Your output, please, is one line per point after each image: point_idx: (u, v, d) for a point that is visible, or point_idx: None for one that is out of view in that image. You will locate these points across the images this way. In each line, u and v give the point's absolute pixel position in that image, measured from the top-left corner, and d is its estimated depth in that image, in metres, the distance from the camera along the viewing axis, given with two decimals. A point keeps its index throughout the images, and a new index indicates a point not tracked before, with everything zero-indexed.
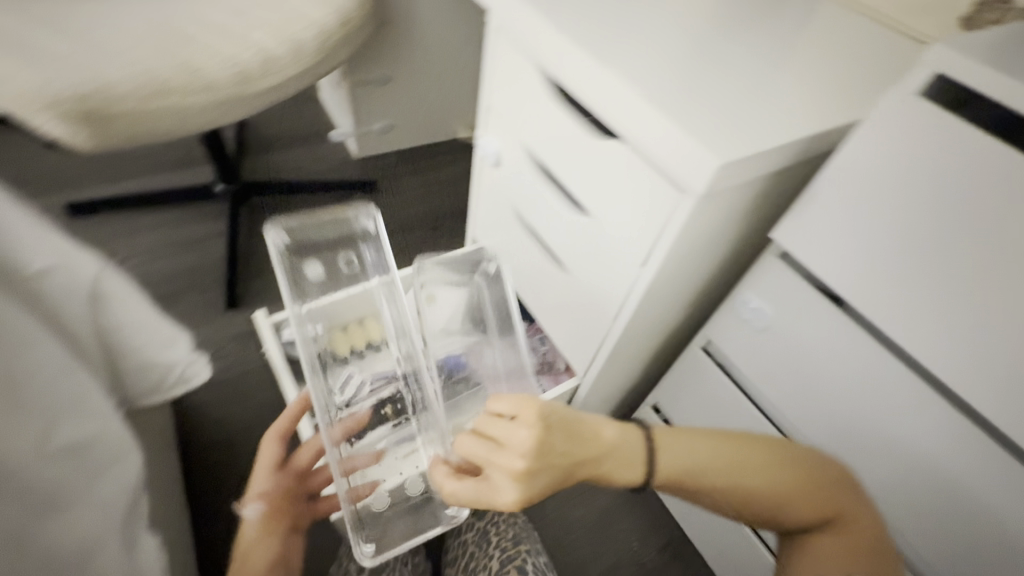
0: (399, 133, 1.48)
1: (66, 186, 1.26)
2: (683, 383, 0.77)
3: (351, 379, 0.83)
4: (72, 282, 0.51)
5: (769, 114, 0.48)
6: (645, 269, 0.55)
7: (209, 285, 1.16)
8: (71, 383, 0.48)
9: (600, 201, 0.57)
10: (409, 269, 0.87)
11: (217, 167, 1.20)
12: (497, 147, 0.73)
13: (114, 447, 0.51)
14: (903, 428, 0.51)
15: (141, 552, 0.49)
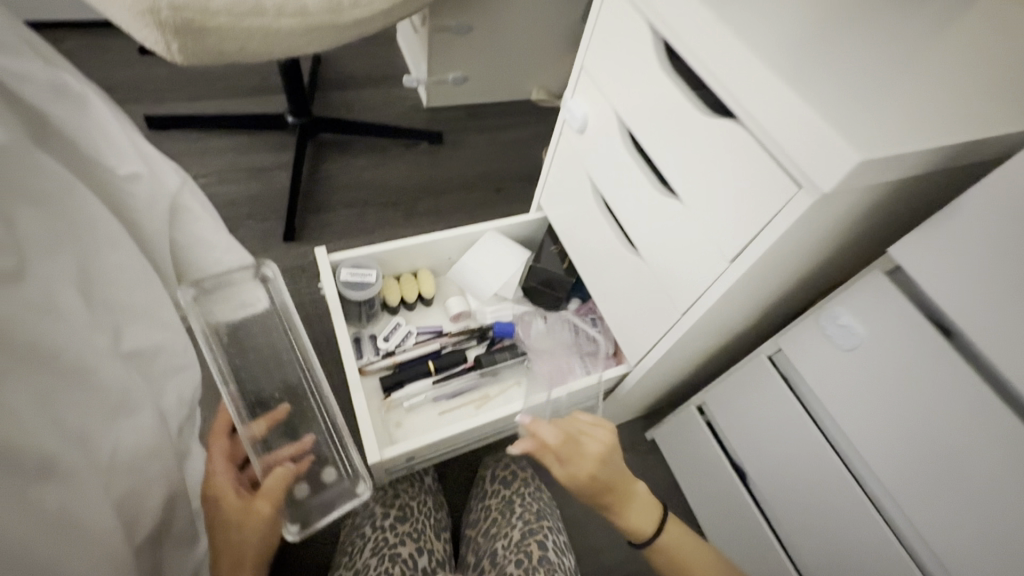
0: (471, 87, 1.44)
1: (146, 98, 1.29)
2: (738, 389, 0.74)
3: (398, 329, 0.84)
4: (157, 191, 0.51)
5: (919, 111, 0.42)
6: (733, 265, 0.51)
7: (270, 215, 1.18)
8: (146, 291, 0.49)
9: (698, 185, 0.53)
10: (470, 229, 0.85)
11: (291, 98, 1.19)
12: (584, 112, 0.69)
13: (178, 359, 0.52)
14: (996, 487, 0.46)
15: (192, 463, 0.50)
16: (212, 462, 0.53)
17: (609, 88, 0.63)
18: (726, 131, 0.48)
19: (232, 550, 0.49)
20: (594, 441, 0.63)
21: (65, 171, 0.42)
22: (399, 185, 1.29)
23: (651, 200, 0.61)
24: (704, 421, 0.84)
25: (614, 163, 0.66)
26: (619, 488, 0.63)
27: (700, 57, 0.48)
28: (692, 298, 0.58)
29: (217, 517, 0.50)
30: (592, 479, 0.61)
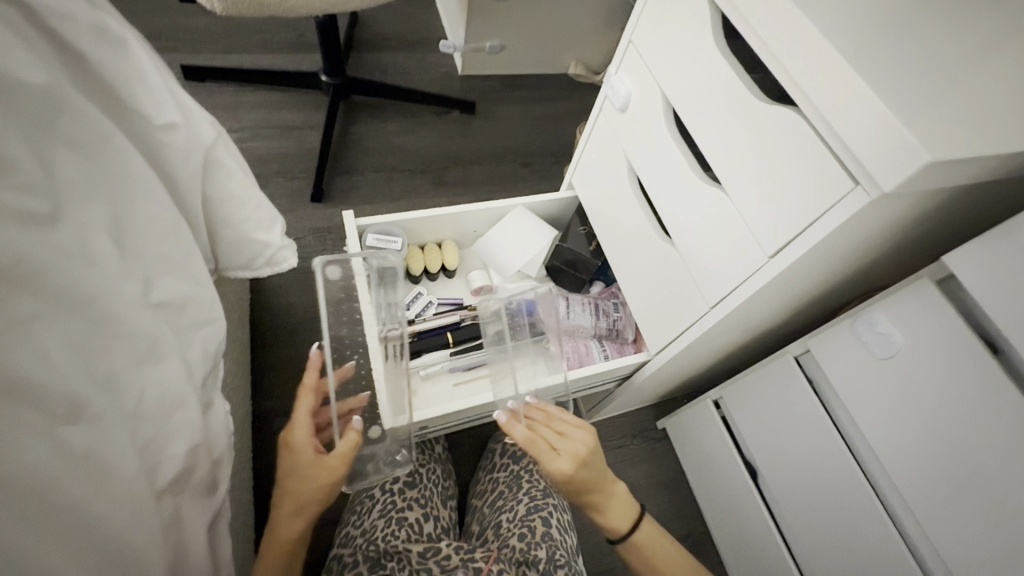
0: (508, 56, 1.40)
1: (185, 47, 1.28)
2: (759, 387, 0.72)
3: (420, 299, 0.84)
4: (193, 143, 0.50)
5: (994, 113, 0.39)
6: (772, 260, 0.49)
7: (299, 174, 1.18)
8: (176, 244, 0.49)
9: (745, 174, 0.50)
10: (499, 202, 0.84)
11: (326, 56, 1.17)
12: (628, 89, 0.66)
13: (203, 312, 0.53)
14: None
15: (214, 415, 0.52)
16: (296, 413, 0.59)
17: (657, 66, 0.60)
18: (783, 118, 0.45)
19: (302, 494, 0.56)
20: (572, 440, 0.62)
21: (103, 117, 0.42)
22: (428, 153, 1.27)
23: (691, 186, 0.58)
24: (720, 415, 0.83)
25: (655, 145, 0.63)
26: (599, 488, 0.63)
27: (763, 36, 0.45)
28: (722, 290, 0.56)
29: (299, 469, 0.56)
30: (570, 478, 0.61)
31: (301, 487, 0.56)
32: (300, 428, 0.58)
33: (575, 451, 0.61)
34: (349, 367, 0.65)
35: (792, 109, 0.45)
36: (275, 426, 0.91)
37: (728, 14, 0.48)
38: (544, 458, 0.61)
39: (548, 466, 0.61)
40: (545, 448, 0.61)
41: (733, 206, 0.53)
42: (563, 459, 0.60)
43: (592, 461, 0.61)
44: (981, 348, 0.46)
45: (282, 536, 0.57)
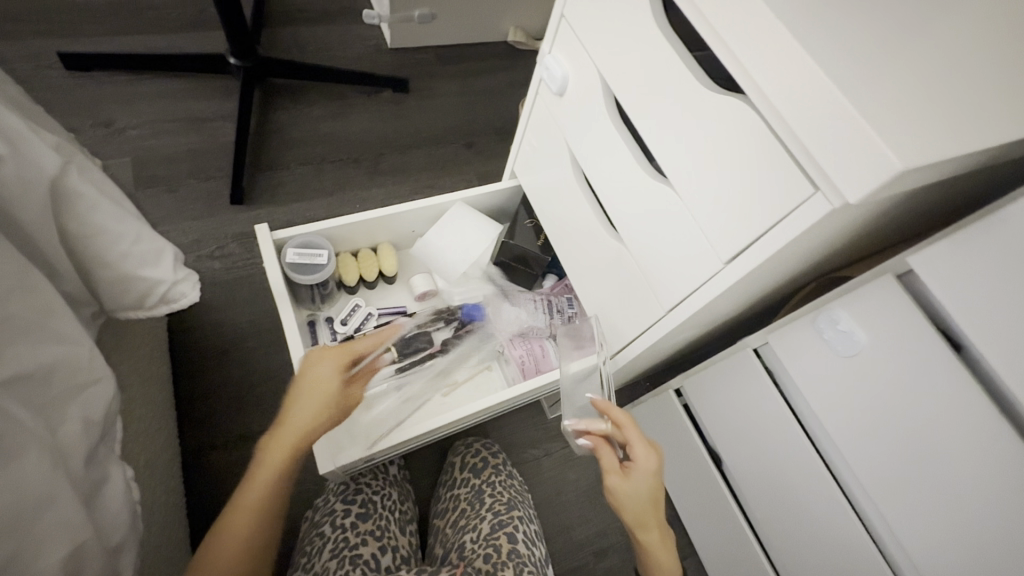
0: (440, 25, 1.29)
1: (63, 32, 1.11)
2: (720, 381, 0.70)
3: (358, 311, 0.76)
4: (29, 174, 0.40)
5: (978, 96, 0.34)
6: (728, 265, 0.44)
7: (214, 173, 1.05)
8: (29, 300, 0.40)
9: (693, 173, 0.45)
10: (436, 198, 0.76)
11: (230, 35, 1.03)
12: (563, 71, 0.59)
13: (84, 374, 0.44)
14: (989, 520, 0.43)
15: (108, 492, 0.44)
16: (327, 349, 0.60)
17: (593, 44, 0.53)
18: (732, 110, 0.40)
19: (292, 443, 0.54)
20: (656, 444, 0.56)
21: None
22: (360, 139, 1.16)
23: (637, 181, 0.53)
24: (681, 403, 0.81)
25: (596, 134, 0.57)
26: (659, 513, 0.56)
27: (704, 13, 0.38)
28: (676, 294, 0.52)
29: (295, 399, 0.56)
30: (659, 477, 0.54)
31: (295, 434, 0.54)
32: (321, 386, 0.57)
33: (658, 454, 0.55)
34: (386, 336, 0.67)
35: (742, 100, 0.39)
36: (212, 461, 0.83)
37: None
38: (637, 449, 0.54)
39: (645, 459, 0.53)
40: (643, 435, 0.55)
41: (683, 205, 0.48)
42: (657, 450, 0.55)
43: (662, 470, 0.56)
44: (951, 349, 0.43)
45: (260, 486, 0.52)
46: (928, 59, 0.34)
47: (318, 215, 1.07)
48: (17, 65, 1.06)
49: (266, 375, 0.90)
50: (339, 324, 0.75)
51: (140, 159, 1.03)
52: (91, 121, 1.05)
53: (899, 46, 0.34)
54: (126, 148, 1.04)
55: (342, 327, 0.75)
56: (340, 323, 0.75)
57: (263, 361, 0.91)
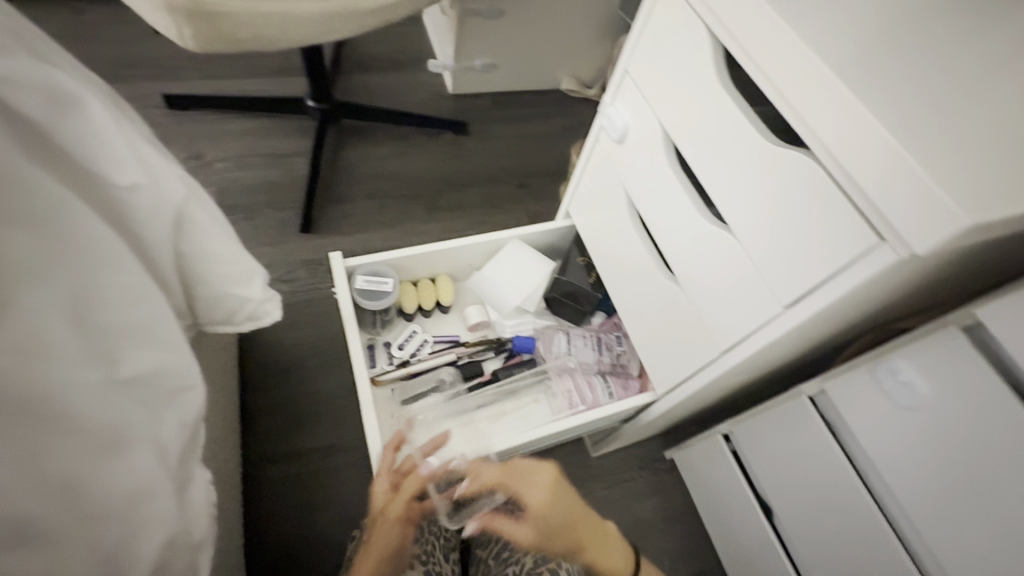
0: (499, 73, 1.38)
1: (168, 77, 1.25)
2: (773, 427, 0.69)
3: (413, 337, 0.80)
4: (159, 202, 0.47)
5: None
6: (789, 309, 0.45)
7: (288, 204, 1.15)
8: (148, 310, 0.46)
9: (755, 221, 0.47)
10: (495, 234, 0.80)
11: (312, 81, 1.14)
12: (625, 121, 0.63)
13: (183, 380, 0.49)
14: None
15: (192, 492, 0.48)
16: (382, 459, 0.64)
17: (656, 98, 0.57)
18: (795, 161, 0.42)
19: (387, 546, 0.57)
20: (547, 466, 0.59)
21: (57, 183, 0.39)
22: (421, 177, 1.24)
23: (695, 225, 0.55)
24: (730, 449, 0.80)
25: (655, 179, 0.60)
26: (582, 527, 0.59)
27: (771, 77, 0.41)
28: (732, 335, 0.53)
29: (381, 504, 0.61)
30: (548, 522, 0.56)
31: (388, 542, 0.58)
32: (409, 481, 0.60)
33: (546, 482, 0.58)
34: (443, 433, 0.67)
35: (804, 153, 0.42)
36: (267, 474, 0.87)
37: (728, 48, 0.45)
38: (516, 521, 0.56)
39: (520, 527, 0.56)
40: (522, 484, 0.57)
41: (743, 249, 0.50)
42: (546, 477, 0.58)
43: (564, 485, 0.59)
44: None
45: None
46: (986, 124, 0.36)
47: (378, 246, 1.14)
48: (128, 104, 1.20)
49: (321, 394, 0.95)
50: (396, 348, 0.79)
51: (224, 189, 1.14)
52: (185, 154, 1.16)
53: (963, 114, 0.36)
54: (213, 178, 1.15)
55: (398, 351, 0.79)
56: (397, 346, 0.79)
57: (319, 382, 0.96)
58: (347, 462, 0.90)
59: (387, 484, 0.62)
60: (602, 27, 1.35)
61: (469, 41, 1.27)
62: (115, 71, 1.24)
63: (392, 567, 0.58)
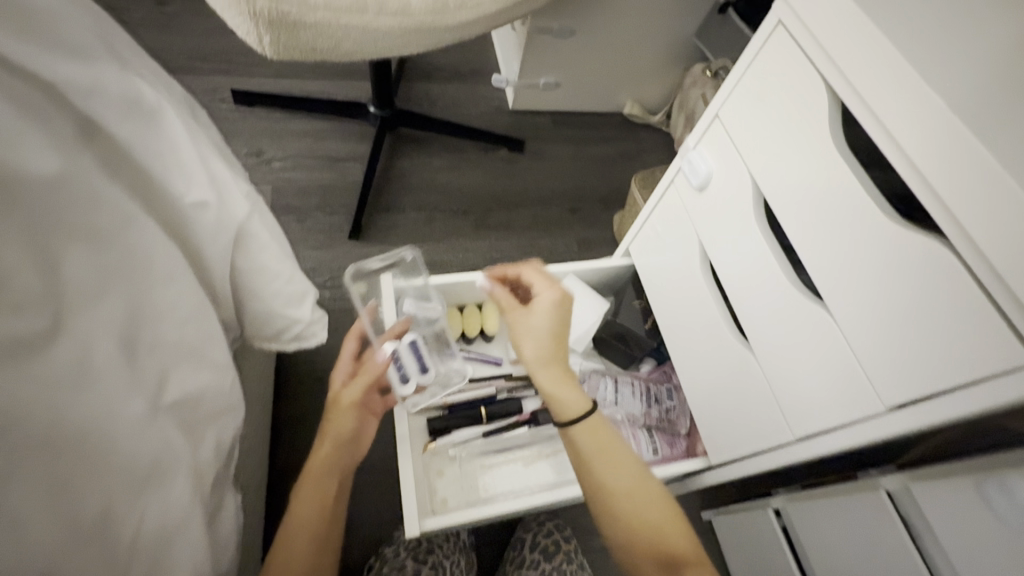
0: (562, 93, 1.35)
1: (239, 73, 1.28)
2: (841, 514, 0.62)
3: (404, 349, 0.62)
4: (225, 220, 0.45)
5: None
6: (893, 410, 0.42)
7: (339, 209, 1.14)
8: (198, 328, 0.44)
9: (863, 311, 0.43)
10: (550, 268, 0.77)
11: (376, 88, 1.14)
12: (708, 168, 0.58)
13: (223, 401, 0.47)
14: None
15: (222, 519, 0.45)
16: (342, 352, 0.63)
17: (750, 152, 0.52)
18: (929, 252, 0.37)
19: (347, 429, 0.58)
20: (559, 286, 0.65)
21: (123, 194, 0.37)
22: (472, 192, 1.22)
23: (782, 292, 0.51)
24: (780, 526, 0.74)
25: (736, 236, 0.55)
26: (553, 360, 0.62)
27: (920, 164, 0.37)
28: (819, 424, 0.49)
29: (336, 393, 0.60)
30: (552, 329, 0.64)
31: (345, 424, 0.58)
32: (363, 370, 0.59)
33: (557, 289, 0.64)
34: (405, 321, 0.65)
35: (943, 246, 0.37)
36: (290, 486, 0.85)
37: (860, 119, 0.42)
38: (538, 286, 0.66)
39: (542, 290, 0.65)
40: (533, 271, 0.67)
41: (841, 332, 0.45)
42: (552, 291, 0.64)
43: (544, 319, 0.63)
44: None
45: (310, 474, 0.56)
46: None
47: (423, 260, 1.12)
48: (198, 96, 1.23)
49: None
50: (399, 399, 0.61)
51: (279, 188, 1.14)
52: (245, 151, 1.17)
53: None
54: (269, 177, 1.15)
55: (431, 374, 0.63)
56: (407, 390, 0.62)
57: None
58: (361, 482, 0.83)
59: (344, 373, 0.62)
60: (672, 55, 1.31)
61: (534, 59, 1.25)
62: (189, 64, 1.27)
63: (350, 448, 0.59)
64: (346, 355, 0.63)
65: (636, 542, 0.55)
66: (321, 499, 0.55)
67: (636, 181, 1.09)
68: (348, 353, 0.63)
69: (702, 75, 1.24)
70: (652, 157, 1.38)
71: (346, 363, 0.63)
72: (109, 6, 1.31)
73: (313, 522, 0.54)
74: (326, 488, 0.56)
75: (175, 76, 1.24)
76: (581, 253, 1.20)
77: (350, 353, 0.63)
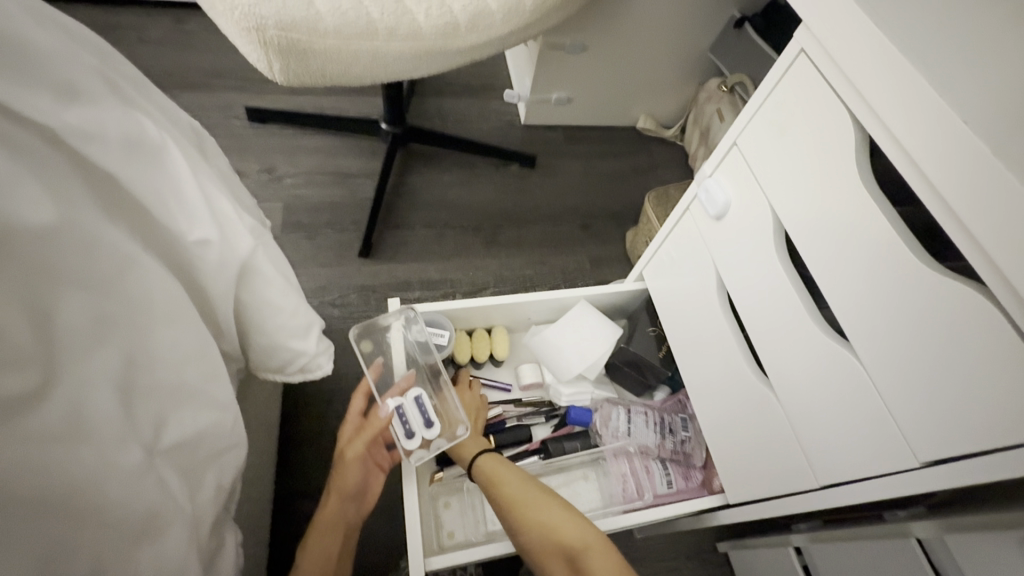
0: (575, 108, 1.33)
1: (253, 90, 1.28)
2: (867, 558, 0.59)
3: (409, 405, 0.63)
4: (228, 257, 0.44)
5: None
6: (928, 466, 0.40)
7: (349, 226, 1.14)
8: (200, 367, 0.43)
9: (893, 358, 0.41)
10: (561, 292, 0.75)
11: (388, 105, 1.13)
12: (726, 197, 0.56)
13: (225, 439, 0.46)
14: None
15: (220, 563, 0.44)
16: (350, 407, 0.65)
17: (771, 185, 0.50)
18: (967, 303, 0.35)
19: (351, 485, 0.60)
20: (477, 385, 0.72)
21: (123, 237, 0.37)
22: (482, 209, 1.21)
23: (805, 332, 0.48)
24: (801, 564, 0.71)
25: (755, 270, 0.53)
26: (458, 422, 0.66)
27: (956, 210, 0.35)
28: (845, 471, 0.46)
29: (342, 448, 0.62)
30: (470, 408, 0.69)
31: (349, 480, 0.60)
32: (368, 426, 0.61)
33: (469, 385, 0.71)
34: (410, 376, 0.65)
35: (983, 296, 0.34)
36: (296, 510, 0.85)
37: (891, 158, 0.39)
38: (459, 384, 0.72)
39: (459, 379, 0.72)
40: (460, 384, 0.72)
41: (870, 378, 0.43)
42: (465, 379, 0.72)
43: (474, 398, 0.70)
44: None
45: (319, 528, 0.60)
46: None
47: (432, 278, 1.11)
48: (211, 113, 1.24)
49: None
50: (403, 455, 0.60)
51: (290, 205, 1.14)
52: (257, 167, 1.18)
53: None
54: (280, 193, 1.16)
55: (436, 428, 0.62)
56: (411, 445, 0.61)
57: None
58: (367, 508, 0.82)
59: (350, 428, 0.64)
60: (687, 69, 1.29)
61: (547, 75, 1.24)
62: (204, 81, 1.28)
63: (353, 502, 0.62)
64: (354, 410, 0.65)
65: (534, 547, 0.55)
66: (326, 554, 0.59)
67: (650, 199, 1.07)
68: (356, 407, 0.65)
69: (718, 90, 1.22)
70: (666, 173, 1.35)
71: (353, 418, 0.64)
72: (128, 24, 1.33)
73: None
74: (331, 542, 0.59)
75: (190, 93, 1.25)
76: (593, 271, 1.18)
77: (357, 409, 0.65)
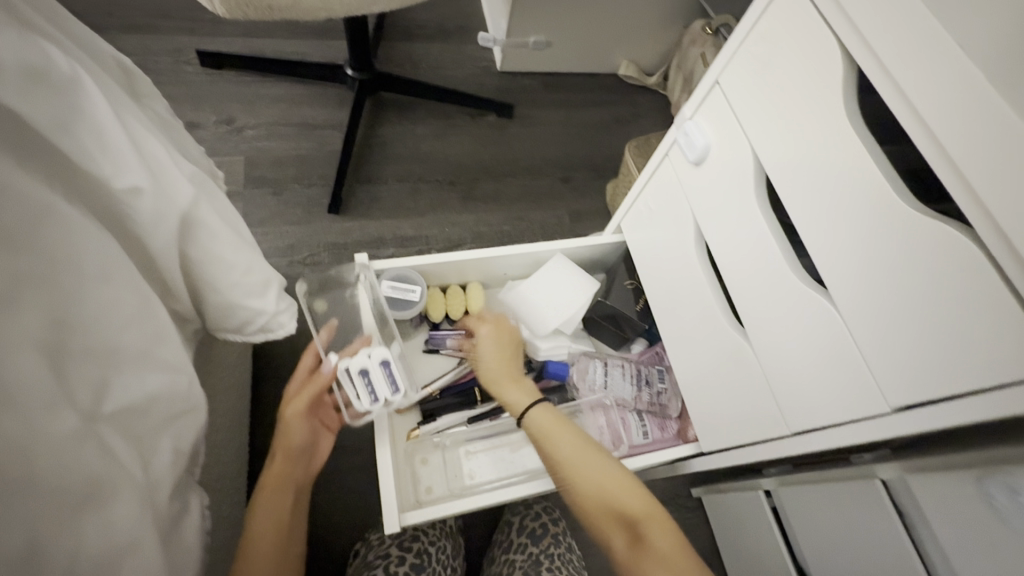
0: (553, 53, 1.26)
1: (204, 32, 1.18)
2: (832, 498, 0.61)
3: (373, 368, 0.59)
4: (165, 206, 0.40)
5: None
6: (897, 412, 0.39)
7: (317, 180, 1.08)
8: (144, 329, 0.40)
9: (870, 304, 0.39)
10: (537, 246, 0.73)
11: (352, 48, 1.05)
12: (705, 141, 0.54)
13: (182, 402, 0.43)
14: None
15: (185, 525, 0.43)
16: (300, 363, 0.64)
17: (753, 126, 0.47)
18: (950, 246, 0.33)
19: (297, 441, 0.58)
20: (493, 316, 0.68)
21: (37, 183, 0.33)
22: (458, 161, 1.16)
23: (783, 281, 0.47)
24: (770, 506, 0.73)
25: (734, 218, 0.51)
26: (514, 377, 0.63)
27: (945, 142, 0.33)
28: (816, 417, 0.46)
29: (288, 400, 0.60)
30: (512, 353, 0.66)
31: (294, 436, 0.58)
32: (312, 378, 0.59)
33: (505, 324, 0.67)
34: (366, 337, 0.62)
35: (967, 237, 0.33)
36: None
37: (879, 92, 0.37)
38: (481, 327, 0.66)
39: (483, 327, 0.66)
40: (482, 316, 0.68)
41: (845, 325, 0.42)
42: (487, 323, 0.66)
43: (511, 334, 0.67)
44: None
45: (265, 486, 0.56)
46: None
47: (406, 234, 1.07)
48: (159, 57, 1.14)
49: None
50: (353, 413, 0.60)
51: (252, 159, 1.08)
52: (215, 118, 1.10)
53: None
54: (242, 147, 1.09)
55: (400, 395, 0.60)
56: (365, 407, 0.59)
57: None
58: (344, 465, 0.82)
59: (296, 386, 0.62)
60: (670, 10, 1.22)
61: (522, 15, 1.16)
62: (149, 22, 1.17)
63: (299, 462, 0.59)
64: (304, 366, 0.63)
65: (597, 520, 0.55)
66: (275, 514, 0.55)
67: (630, 149, 1.03)
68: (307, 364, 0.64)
69: (702, 32, 1.17)
70: (648, 122, 1.31)
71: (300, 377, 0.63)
72: None
73: (269, 536, 0.54)
74: (281, 498, 0.56)
75: (135, 35, 1.15)
76: (573, 225, 1.15)
77: (304, 367, 0.64)
